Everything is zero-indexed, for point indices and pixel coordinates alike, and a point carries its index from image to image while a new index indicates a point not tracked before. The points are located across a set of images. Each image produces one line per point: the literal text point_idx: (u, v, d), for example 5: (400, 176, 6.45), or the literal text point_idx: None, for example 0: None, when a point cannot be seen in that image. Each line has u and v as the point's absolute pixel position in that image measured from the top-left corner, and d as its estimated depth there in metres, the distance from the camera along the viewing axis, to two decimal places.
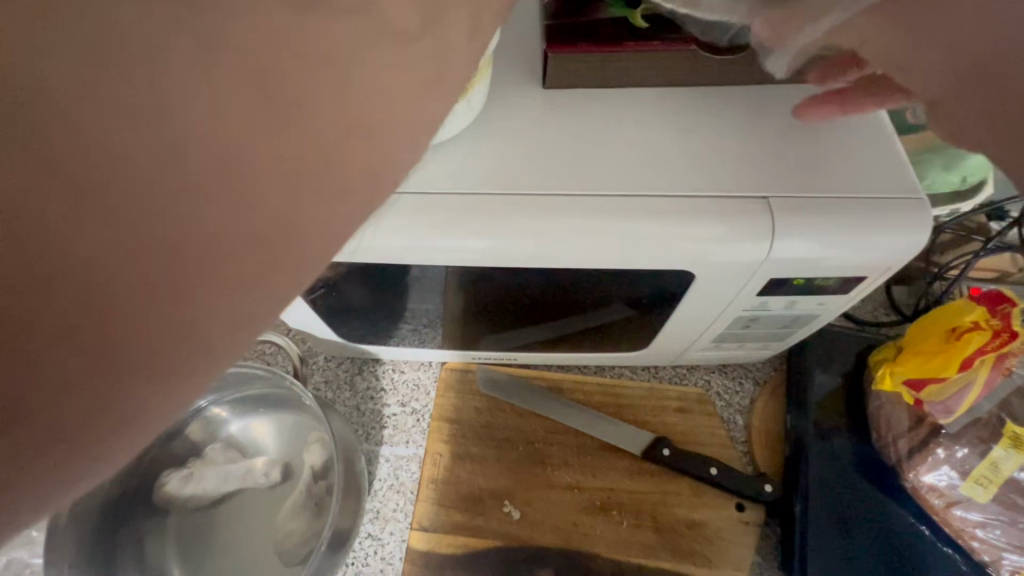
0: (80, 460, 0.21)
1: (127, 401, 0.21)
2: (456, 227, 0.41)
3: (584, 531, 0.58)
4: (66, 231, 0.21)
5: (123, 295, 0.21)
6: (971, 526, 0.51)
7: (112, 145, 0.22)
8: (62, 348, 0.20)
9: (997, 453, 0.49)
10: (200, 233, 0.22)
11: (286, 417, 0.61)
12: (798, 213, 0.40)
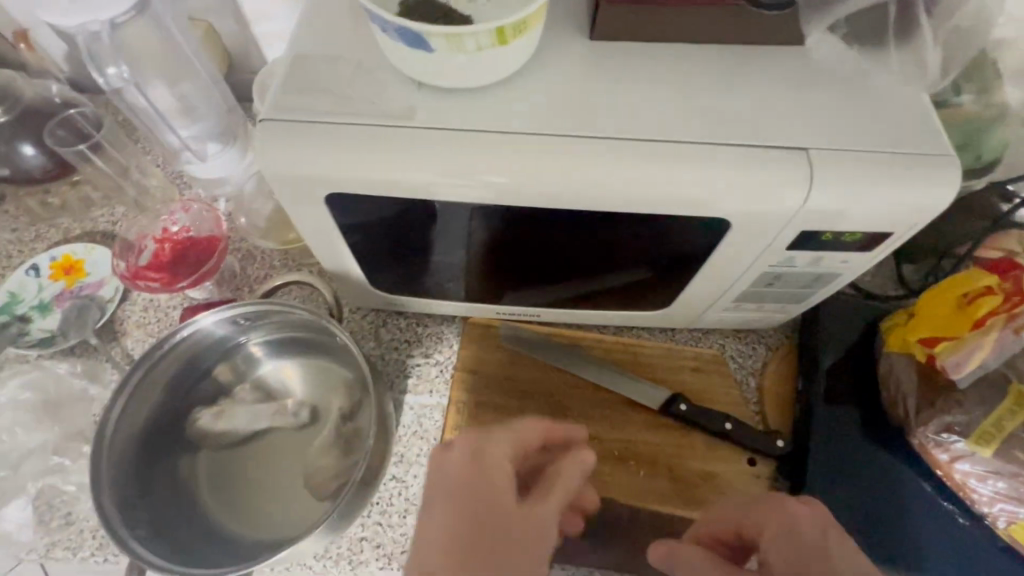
0: None
1: None
2: (505, 167, 0.42)
3: (603, 478, 0.60)
4: None
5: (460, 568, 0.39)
6: (971, 479, 0.53)
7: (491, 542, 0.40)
8: None
9: (1006, 406, 0.52)
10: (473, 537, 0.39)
11: (311, 357, 0.62)
12: (834, 166, 0.41)
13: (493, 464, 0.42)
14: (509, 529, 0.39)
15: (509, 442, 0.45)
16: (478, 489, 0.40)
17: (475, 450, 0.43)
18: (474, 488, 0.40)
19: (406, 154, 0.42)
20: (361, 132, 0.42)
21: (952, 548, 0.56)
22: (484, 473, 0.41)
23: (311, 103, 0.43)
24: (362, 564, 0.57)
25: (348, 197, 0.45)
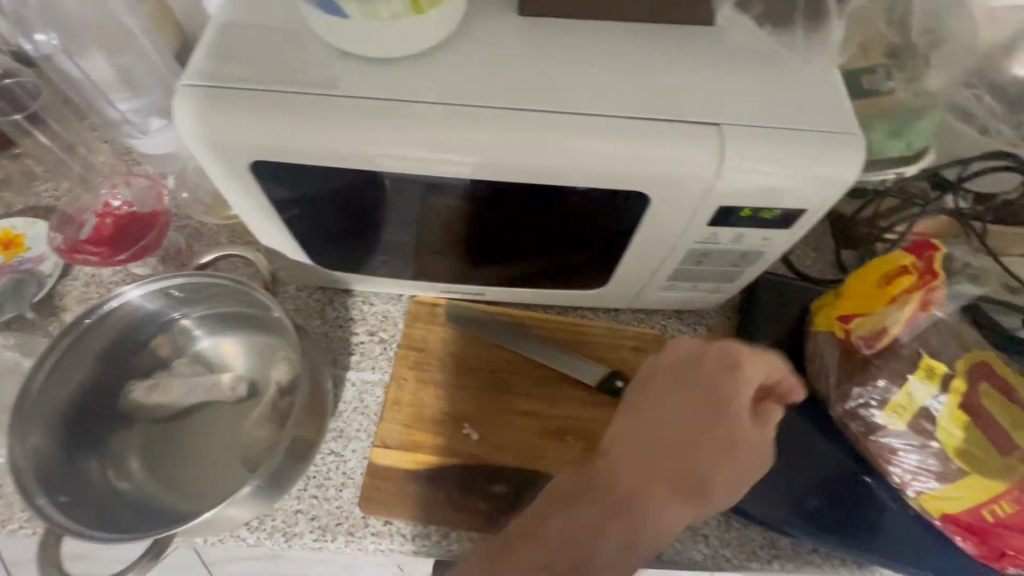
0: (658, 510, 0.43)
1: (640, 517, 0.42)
2: (429, 136, 0.43)
3: (539, 454, 0.61)
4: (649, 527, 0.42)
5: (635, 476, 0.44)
6: (888, 451, 0.55)
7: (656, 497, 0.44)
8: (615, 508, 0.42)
9: (919, 378, 0.53)
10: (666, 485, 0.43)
11: (249, 333, 0.62)
12: (744, 140, 0.43)
13: (715, 379, 0.47)
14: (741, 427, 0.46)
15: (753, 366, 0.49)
16: (709, 391, 0.47)
17: (731, 359, 0.48)
18: (724, 391, 0.47)
19: (330, 122, 0.43)
20: (281, 101, 0.43)
21: (867, 517, 0.58)
22: (726, 372, 0.48)
23: (235, 70, 0.43)
24: (296, 537, 0.58)
25: (276, 165, 0.46)
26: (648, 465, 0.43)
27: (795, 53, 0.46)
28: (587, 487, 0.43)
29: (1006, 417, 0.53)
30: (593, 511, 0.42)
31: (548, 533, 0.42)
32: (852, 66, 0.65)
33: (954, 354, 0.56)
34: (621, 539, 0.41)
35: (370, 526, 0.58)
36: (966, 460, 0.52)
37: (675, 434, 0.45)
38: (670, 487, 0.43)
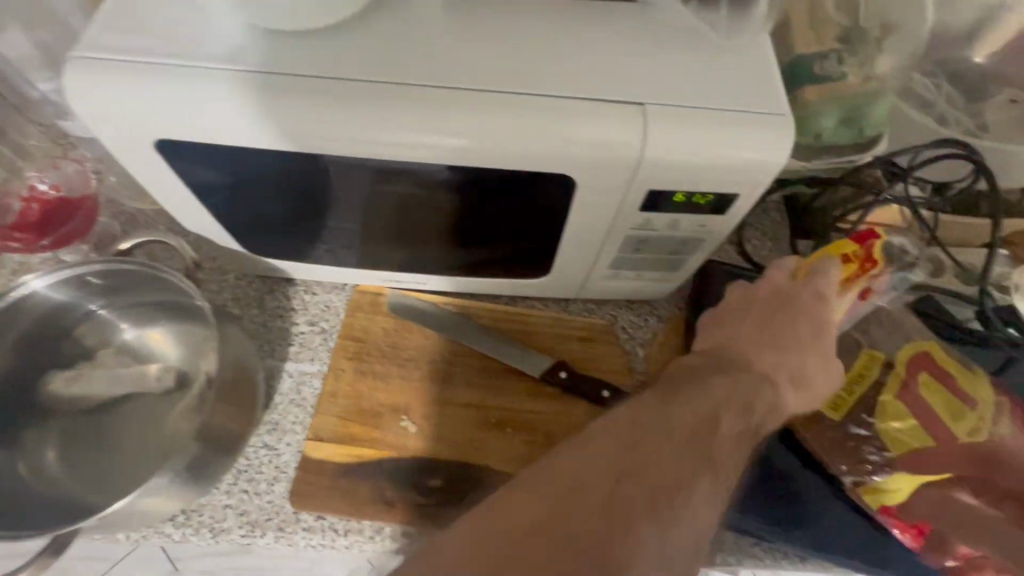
0: (694, 483, 0.39)
1: (676, 498, 0.37)
2: (350, 114, 0.41)
3: (477, 446, 0.59)
4: (685, 505, 0.38)
5: (684, 441, 0.40)
6: (827, 443, 0.55)
7: (683, 470, 0.39)
8: (658, 482, 0.37)
9: (858, 367, 0.55)
10: (695, 456, 0.40)
11: (176, 322, 0.59)
12: (667, 119, 0.42)
13: (797, 300, 0.51)
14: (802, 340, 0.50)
15: (809, 290, 0.51)
16: (767, 310, 0.52)
17: (810, 285, 0.51)
18: (793, 308, 0.51)
19: (240, 96, 0.41)
20: (191, 73, 0.41)
21: (809, 510, 0.57)
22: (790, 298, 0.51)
23: (141, 42, 0.42)
24: (224, 532, 0.56)
25: (198, 146, 0.45)
26: (721, 409, 0.43)
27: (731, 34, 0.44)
28: (667, 427, 0.40)
29: (945, 407, 0.52)
30: (679, 451, 0.39)
31: (639, 474, 0.37)
32: (804, 51, 0.64)
33: (896, 345, 0.55)
34: (710, 482, 0.40)
35: (301, 521, 0.57)
36: (900, 448, 0.52)
37: (738, 377, 0.46)
38: (739, 428, 0.44)
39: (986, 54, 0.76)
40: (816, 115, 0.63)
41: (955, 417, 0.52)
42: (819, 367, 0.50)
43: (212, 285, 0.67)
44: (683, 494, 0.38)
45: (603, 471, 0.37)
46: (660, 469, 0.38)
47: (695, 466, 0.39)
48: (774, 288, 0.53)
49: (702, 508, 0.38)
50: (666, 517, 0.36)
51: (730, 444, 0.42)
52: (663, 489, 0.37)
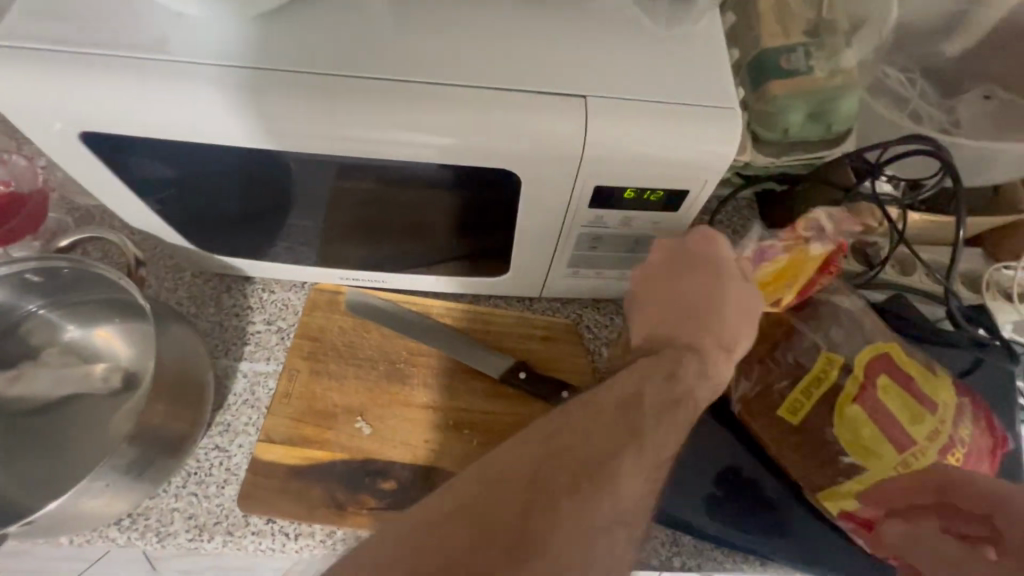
0: (626, 456, 0.37)
1: (605, 472, 0.35)
2: (298, 104, 0.43)
3: (433, 447, 0.58)
4: (615, 479, 0.36)
5: (614, 417, 0.38)
6: (787, 451, 0.54)
7: (613, 444, 0.37)
8: (580, 457, 0.36)
9: (817, 371, 0.53)
10: (627, 429, 0.38)
11: (124, 321, 0.58)
12: (609, 112, 0.42)
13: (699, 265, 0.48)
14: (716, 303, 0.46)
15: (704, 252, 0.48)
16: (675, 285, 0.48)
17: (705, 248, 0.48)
18: (697, 273, 0.47)
19: (191, 90, 0.42)
20: (142, 65, 0.43)
21: (767, 512, 0.56)
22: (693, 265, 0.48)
23: (99, 38, 0.43)
24: (170, 536, 0.55)
25: (155, 142, 0.46)
26: (651, 384, 0.41)
27: (674, 35, 0.45)
28: (592, 407, 0.39)
29: (905, 410, 0.51)
30: (606, 434, 0.37)
31: (561, 463, 0.35)
32: (770, 45, 0.62)
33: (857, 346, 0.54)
34: (645, 461, 0.37)
35: (250, 524, 0.55)
36: (860, 454, 0.51)
37: (663, 354, 0.44)
38: (676, 397, 0.41)
39: (961, 48, 0.74)
40: (783, 111, 0.62)
41: (914, 421, 0.50)
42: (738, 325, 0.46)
43: (167, 284, 0.66)
44: (611, 467, 0.36)
45: (523, 468, 0.35)
46: (585, 443, 0.37)
47: (626, 438, 0.37)
48: (672, 260, 0.49)
49: (636, 488, 0.36)
50: (594, 503, 0.34)
51: (665, 418, 0.40)
52: (587, 466, 0.35)
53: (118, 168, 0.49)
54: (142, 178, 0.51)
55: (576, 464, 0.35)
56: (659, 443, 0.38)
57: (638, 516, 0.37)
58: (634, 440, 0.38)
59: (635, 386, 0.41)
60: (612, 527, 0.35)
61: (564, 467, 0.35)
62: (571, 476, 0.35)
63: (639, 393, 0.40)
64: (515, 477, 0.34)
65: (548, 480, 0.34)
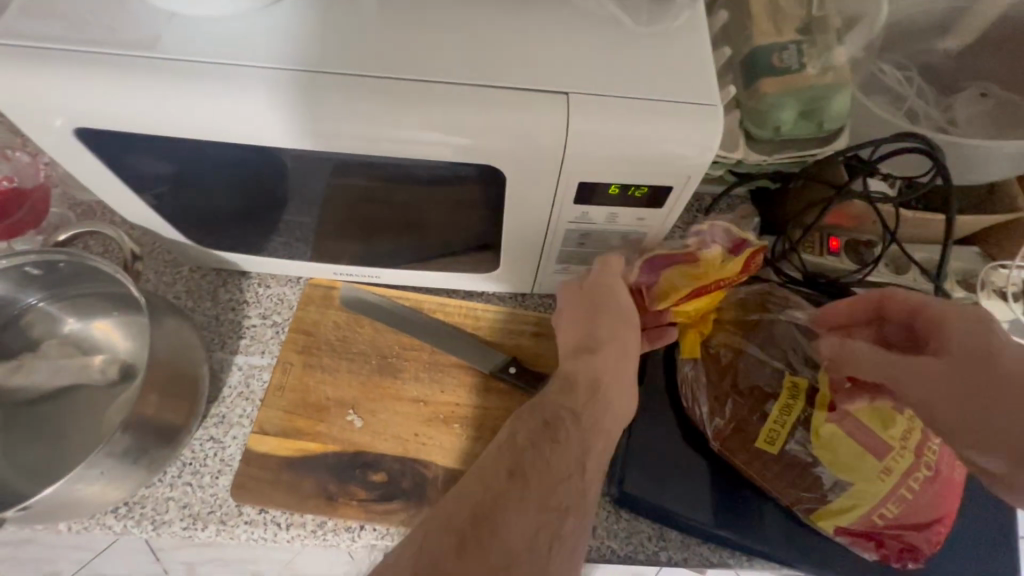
0: (514, 503, 0.41)
1: (494, 525, 0.40)
2: (291, 100, 0.43)
3: (423, 441, 0.59)
4: (505, 526, 0.40)
5: (496, 472, 0.43)
6: (773, 477, 0.54)
7: (499, 496, 0.42)
8: (468, 516, 0.41)
9: (784, 398, 0.54)
10: (507, 478, 0.43)
11: (119, 313, 0.59)
12: (592, 109, 0.43)
13: (589, 302, 0.53)
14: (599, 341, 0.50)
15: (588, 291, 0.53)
16: (576, 323, 0.53)
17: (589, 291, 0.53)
18: (588, 313, 0.52)
19: (186, 87, 0.43)
20: (140, 62, 0.44)
21: (754, 509, 0.56)
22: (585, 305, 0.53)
23: (98, 36, 0.45)
24: (165, 525, 0.56)
25: (147, 137, 0.46)
26: (522, 426, 0.47)
27: (661, 33, 0.46)
28: (476, 472, 0.44)
29: (877, 418, 0.52)
30: (485, 486, 0.43)
31: (444, 526, 0.40)
32: (763, 43, 0.62)
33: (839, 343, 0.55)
34: (526, 495, 0.42)
35: (243, 514, 0.56)
36: (843, 471, 0.52)
37: (547, 398, 0.48)
38: (546, 425, 0.46)
39: (960, 46, 0.74)
40: (775, 109, 0.62)
41: (888, 427, 0.51)
42: (618, 360, 0.50)
43: (165, 278, 0.67)
44: (499, 518, 0.41)
45: (416, 542, 0.40)
46: (472, 502, 0.42)
47: (511, 486, 0.42)
48: (577, 298, 0.53)
49: (525, 522, 0.41)
50: (483, 551, 0.39)
51: (542, 447, 0.45)
52: (478, 526, 0.40)
53: (117, 163, 0.50)
54: (139, 175, 0.52)
55: (466, 528, 0.40)
56: (545, 476, 0.43)
57: (539, 547, 0.40)
58: (517, 482, 0.42)
59: (516, 436, 0.46)
60: (512, 568, 0.38)
61: (459, 532, 0.40)
62: (465, 539, 0.39)
63: (518, 440, 0.45)
64: (408, 552, 0.39)
65: (435, 546, 0.39)
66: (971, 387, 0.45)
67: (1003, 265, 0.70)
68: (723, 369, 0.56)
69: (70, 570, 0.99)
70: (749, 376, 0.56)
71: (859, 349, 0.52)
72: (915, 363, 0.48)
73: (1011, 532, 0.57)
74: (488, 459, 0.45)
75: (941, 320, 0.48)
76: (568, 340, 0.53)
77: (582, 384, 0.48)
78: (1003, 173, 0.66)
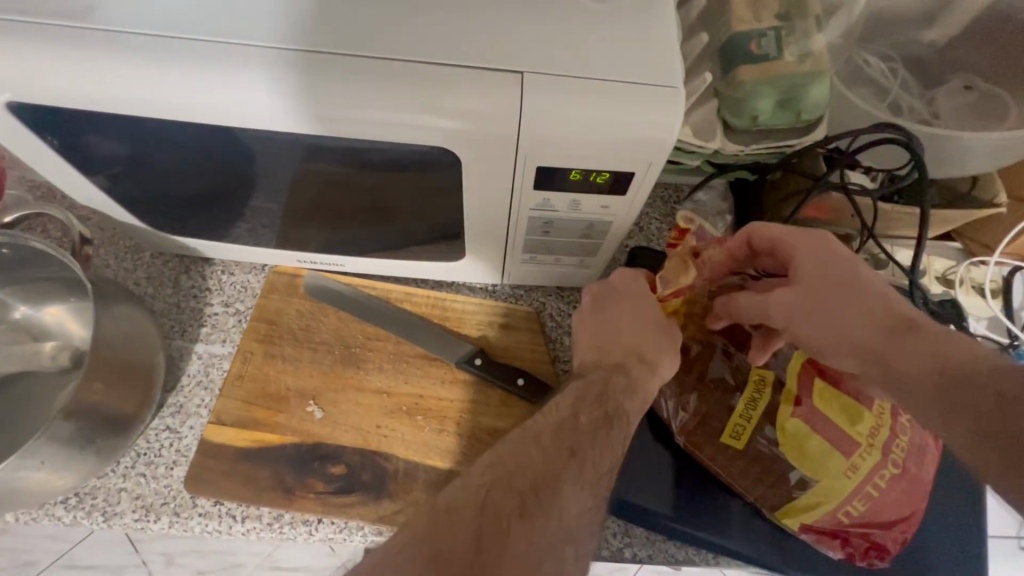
0: (571, 479, 0.40)
1: (553, 494, 0.39)
2: (246, 77, 0.41)
3: (385, 432, 0.58)
4: (562, 499, 0.39)
5: (558, 443, 0.42)
6: (738, 473, 0.53)
7: (561, 468, 0.40)
8: (529, 478, 0.39)
9: (750, 390, 0.53)
10: (568, 452, 0.41)
11: (68, 297, 0.58)
12: (549, 90, 0.41)
13: (630, 296, 0.51)
14: (652, 336, 0.49)
15: (631, 289, 0.52)
16: (615, 319, 0.51)
17: (629, 288, 0.52)
18: (634, 308, 0.51)
19: (132, 64, 0.41)
20: (87, 36, 0.42)
21: (719, 507, 0.55)
22: (626, 300, 0.51)
23: (44, 7, 0.43)
24: (117, 516, 0.55)
25: (93, 114, 0.44)
26: (585, 407, 0.45)
27: (628, 13, 0.44)
28: (536, 435, 0.42)
29: (843, 414, 0.50)
30: (547, 455, 0.41)
31: (507, 487, 0.38)
32: (740, 30, 0.61)
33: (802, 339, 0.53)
34: (582, 477, 0.41)
35: (197, 506, 0.55)
36: (808, 467, 0.50)
37: (607, 384, 0.46)
38: (607, 417, 0.44)
39: (945, 36, 0.72)
40: (750, 99, 0.60)
41: (853, 423, 0.50)
42: (671, 354, 0.49)
43: (125, 264, 0.65)
44: (558, 489, 0.39)
45: (474, 494, 0.38)
46: (535, 465, 0.40)
47: (573, 463, 0.41)
48: (603, 297, 0.52)
49: (578, 501, 0.40)
50: (539, 523, 0.37)
51: (600, 436, 0.43)
52: (541, 492, 0.39)
53: (67, 143, 0.48)
54: (91, 156, 0.50)
55: (529, 490, 0.39)
56: (598, 462, 0.42)
57: (584, 529, 0.40)
58: (576, 461, 0.41)
59: (577, 417, 0.44)
60: (563, 539, 0.38)
61: (523, 491, 0.38)
62: (529, 501, 0.38)
63: (577, 423, 0.43)
64: (464, 503, 0.37)
65: (498, 504, 0.37)
66: (822, 304, 0.44)
67: (983, 261, 0.71)
68: (691, 361, 0.55)
69: (47, 560, 0.98)
70: (716, 368, 0.54)
71: (742, 299, 0.49)
72: (776, 301, 0.46)
73: (979, 531, 0.56)
74: (552, 429, 0.43)
75: (790, 245, 0.46)
76: (596, 339, 0.51)
77: (640, 386, 0.47)
78: (983, 167, 0.65)
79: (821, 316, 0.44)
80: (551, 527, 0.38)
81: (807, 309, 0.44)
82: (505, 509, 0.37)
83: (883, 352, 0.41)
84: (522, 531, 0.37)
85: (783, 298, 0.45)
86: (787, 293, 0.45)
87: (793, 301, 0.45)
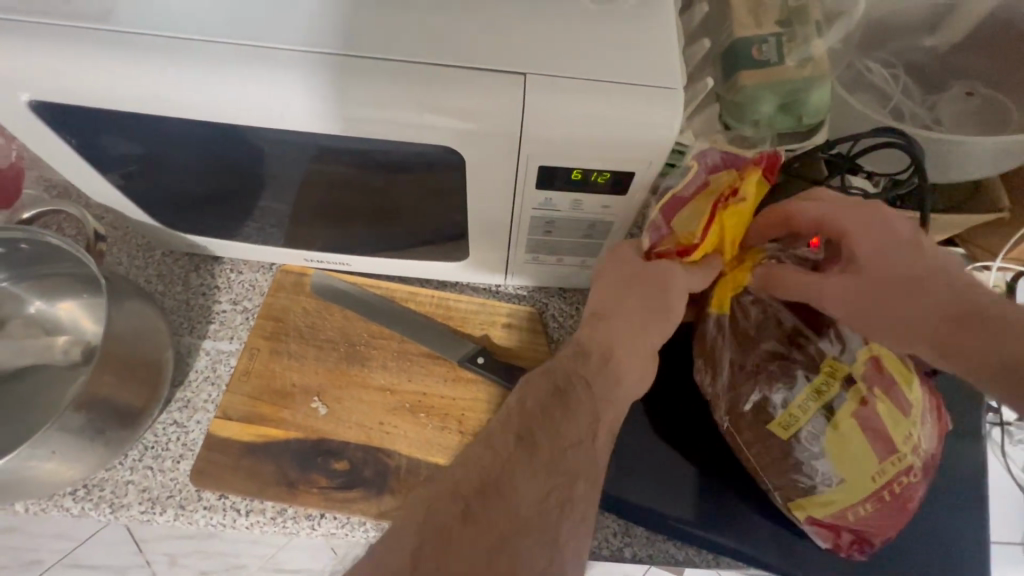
0: (523, 469, 0.40)
1: (503, 485, 0.39)
2: (261, 78, 0.43)
3: (387, 430, 0.58)
4: (514, 489, 0.39)
5: (505, 435, 0.42)
6: (769, 470, 0.51)
7: (508, 458, 0.41)
8: (475, 477, 0.40)
9: (819, 381, 0.49)
10: (514, 442, 0.41)
11: (81, 293, 0.59)
12: (549, 92, 0.42)
13: (612, 279, 0.48)
14: (634, 318, 0.47)
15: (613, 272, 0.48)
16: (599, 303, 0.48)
17: (611, 269, 0.49)
18: (613, 290, 0.48)
19: (151, 65, 0.43)
20: (105, 37, 0.43)
21: (718, 506, 0.55)
22: (607, 284, 0.49)
23: (67, 10, 0.44)
24: (123, 508, 0.56)
25: (111, 114, 0.46)
26: (533, 390, 0.44)
27: (629, 17, 0.45)
28: (485, 434, 0.43)
29: (897, 423, 0.49)
30: (494, 450, 0.41)
31: (448, 495, 0.39)
32: (742, 36, 0.62)
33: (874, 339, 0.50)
34: (535, 461, 0.41)
35: (203, 500, 0.56)
36: (844, 469, 0.49)
37: (556, 363, 0.45)
38: (557, 390, 0.44)
39: (948, 42, 0.73)
40: (756, 103, 0.61)
41: (898, 430, 0.49)
42: (656, 337, 0.47)
43: (136, 262, 0.67)
44: (507, 481, 0.40)
45: (421, 506, 0.39)
46: (479, 463, 0.40)
47: (521, 453, 0.41)
48: (601, 277, 0.49)
49: (537, 486, 0.40)
50: (488, 518, 0.38)
51: (553, 413, 0.43)
52: (487, 489, 0.39)
53: (82, 141, 0.50)
54: (108, 155, 0.51)
55: (473, 489, 0.39)
56: (556, 440, 0.42)
57: (551, 512, 0.39)
58: (526, 448, 0.41)
59: (531, 403, 0.43)
60: (523, 528, 0.38)
61: (467, 491, 0.39)
62: (474, 500, 0.39)
63: (526, 408, 0.43)
64: (411, 515, 0.39)
65: (443, 510, 0.38)
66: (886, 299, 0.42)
67: (986, 266, 0.71)
68: (754, 337, 0.52)
69: (51, 559, 0.96)
70: (778, 344, 0.51)
71: (781, 272, 0.48)
72: (828, 287, 0.45)
73: (983, 534, 0.56)
74: (497, 423, 0.43)
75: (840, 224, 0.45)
76: (601, 320, 0.47)
77: (595, 349, 0.46)
78: (984, 172, 0.65)
79: (873, 306, 0.43)
80: (504, 520, 0.38)
81: (861, 297, 0.43)
82: (450, 514, 0.38)
83: (946, 341, 0.40)
84: (470, 528, 0.38)
85: (838, 284, 0.44)
86: (843, 277, 0.44)
87: (849, 286, 0.44)
